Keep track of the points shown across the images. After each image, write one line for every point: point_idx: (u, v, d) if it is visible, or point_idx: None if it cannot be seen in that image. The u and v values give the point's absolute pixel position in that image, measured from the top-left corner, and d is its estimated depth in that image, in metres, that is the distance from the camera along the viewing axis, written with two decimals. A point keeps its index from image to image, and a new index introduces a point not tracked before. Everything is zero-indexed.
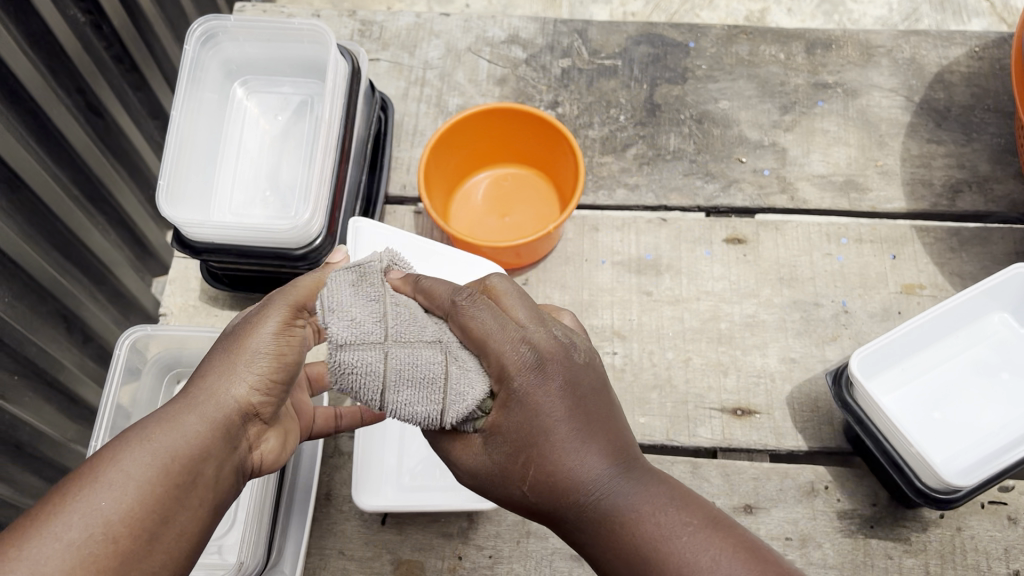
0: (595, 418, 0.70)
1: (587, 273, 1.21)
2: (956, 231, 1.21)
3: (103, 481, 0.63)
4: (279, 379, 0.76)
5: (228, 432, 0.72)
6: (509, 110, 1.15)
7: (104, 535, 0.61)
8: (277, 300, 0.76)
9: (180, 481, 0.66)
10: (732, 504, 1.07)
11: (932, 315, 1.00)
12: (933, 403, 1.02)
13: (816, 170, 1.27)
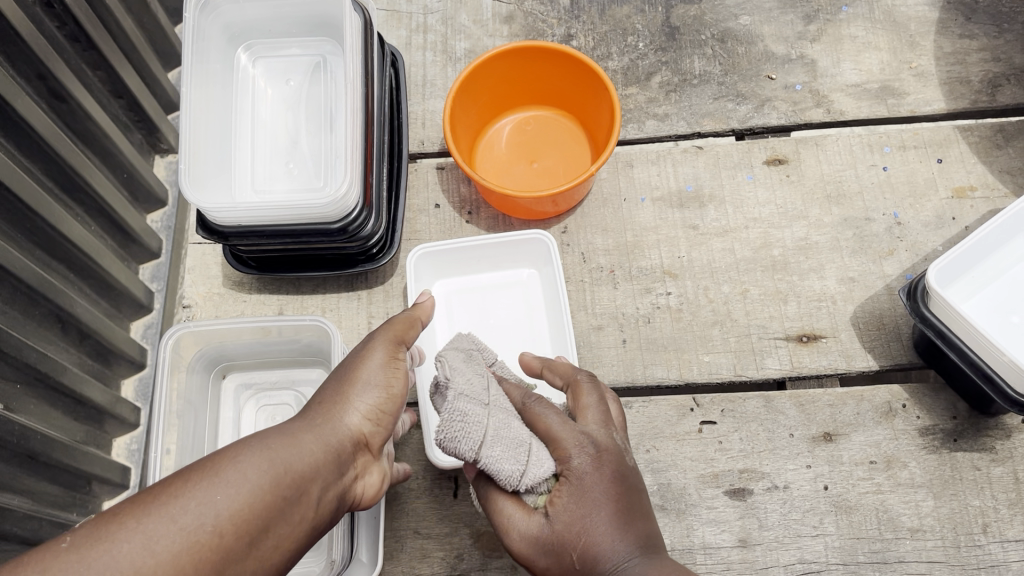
0: (585, 512, 0.69)
1: (628, 212, 1.16)
2: (999, 127, 1.18)
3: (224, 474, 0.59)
4: (388, 411, 0.74)
5: (343, 458, 0.69)
6: (532, 48, 1.07)
7: (216, 528, 0.56)
8: (383, 340, 0.78)
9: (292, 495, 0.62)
10: (810, 434, 1.04)
11: (1009, 213, 0.96)
12: (1010, 307, 1.00)
13: (849, 79, 1.21)
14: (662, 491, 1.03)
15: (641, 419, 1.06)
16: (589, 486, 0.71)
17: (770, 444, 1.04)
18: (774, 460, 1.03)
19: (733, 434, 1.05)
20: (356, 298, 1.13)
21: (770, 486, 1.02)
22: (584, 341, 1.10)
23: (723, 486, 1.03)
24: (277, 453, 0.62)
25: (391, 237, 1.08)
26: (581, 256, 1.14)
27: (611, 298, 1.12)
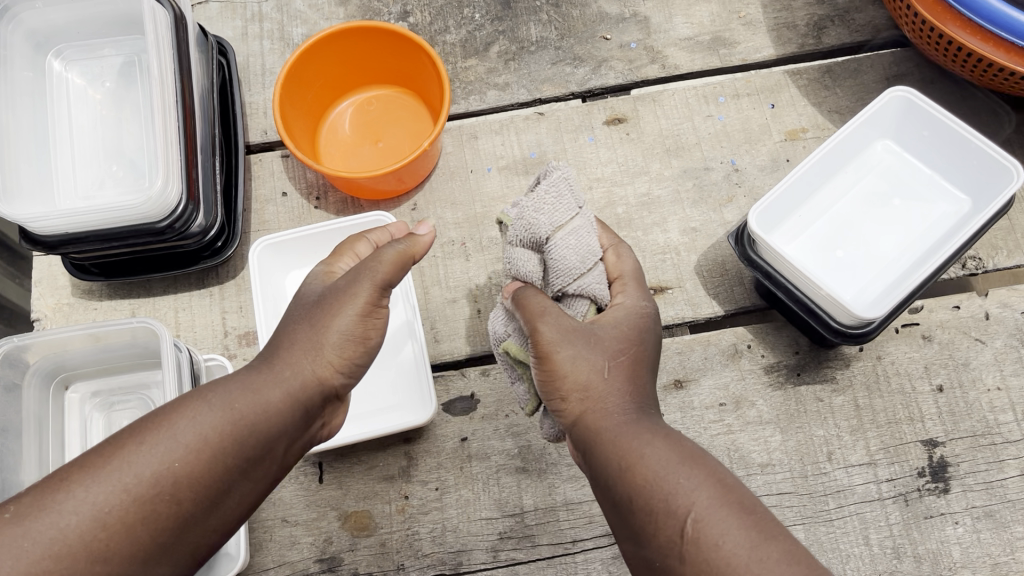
0: (581, 354, 0.75)
1: (475, 183, 1.17)
2: (827, 68, 1.21)
3: (181, 426, 0.68)
4: (359, 361, 0.78)
5: (305, 411, 0.75)
6: (353, 29, 1.07)
7: (169, 494, 0.66)
8: (366, 285, 0.77)
9: (252, 448, 0.70)
10: (662, 383, 1.07)
11: (815, 158, 1.00)
12: (833, 242, 1.04)
13: (681, 33, 1.24)
14: (524, 453, 1.05)
15: (499, 385, 1.07)
16: (603, 345, 0.76)
17: None
18: None
19: None
20: (208, 295, 1.13)
21: None
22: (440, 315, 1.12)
23: None
24: (235, 411, 0.70)
25: (232, 228, 1.08)
26: (431, 231, 1.15)
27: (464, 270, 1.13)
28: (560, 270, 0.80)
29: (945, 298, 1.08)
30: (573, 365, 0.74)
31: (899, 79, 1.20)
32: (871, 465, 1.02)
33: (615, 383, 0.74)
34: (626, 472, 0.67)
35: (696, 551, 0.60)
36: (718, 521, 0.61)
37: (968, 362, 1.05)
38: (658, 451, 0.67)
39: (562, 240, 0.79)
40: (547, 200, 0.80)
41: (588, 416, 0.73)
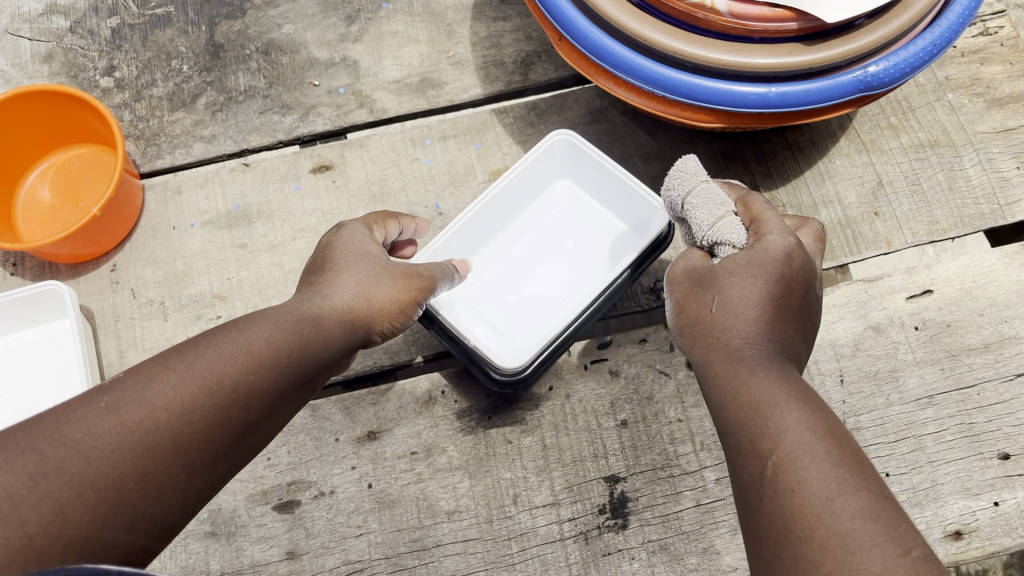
0: (743, 287, 0.76)
1: (177, 240, 1.16)
2: (532, 105, 1.22)
3: (217, 346, 0.67)
4: (366, 308, 0.81)
5: (316, 344, 0.74)
6: (21, 95, 1.07)
7: (227, 405, 0.65)
8: (358, 260, 0.83)
9: (302, 366, 0.72)
10: (356, 435, 1.07)
11: (482, 203, 1.05)
12: (509, 285, 1.10)
13: (389, 76, 1.24)
14: (213, 517, 1.04)
15: None
16: (757, 267, 0.77)
17: (317, 452, 1.06)
18: (320, 467, 1.05)
19: (280, 447, 1.06)
20: None
21: (317, 493, 1.04)
22: None
23: (272, 501, 1.04)
24: (247, 340, 0.69)
25: None
26: (130, 291, 1.13)
27: (162, 330, 1.12)
28: (692, 211, 0.87)
29: (633, 332, 1.10)
30: (738, 300, 0.76)
31: (601, 113, 1.21)
32: (555, 505, 1.03)
33: (760, 307, 0.76)
34: (731, 405, 0.69)
35: (771, 473, 0.62)
36: (810, 462, 0.60)
37: (652, 396, 1.07)
38: (790, 404, 0.66)
39: (700, 186, 0.87)
40: (686, 170, 0.89)
41: (717, 352, 0.75)
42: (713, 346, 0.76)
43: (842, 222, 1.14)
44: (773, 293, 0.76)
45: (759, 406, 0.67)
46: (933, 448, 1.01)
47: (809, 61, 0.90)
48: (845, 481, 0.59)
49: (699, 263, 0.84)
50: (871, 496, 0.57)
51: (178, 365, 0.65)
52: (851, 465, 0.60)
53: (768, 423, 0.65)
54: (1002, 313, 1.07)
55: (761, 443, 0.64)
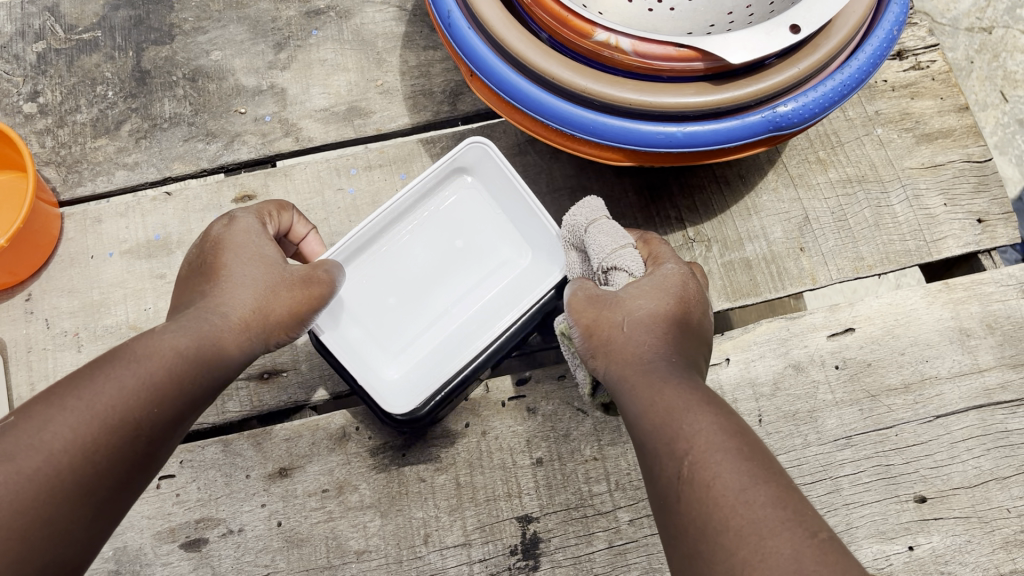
0: (642, 300, 0.79)
1: (94, 269, 1.14)
2: (460, 136, 1.21)
3: (114, 372, 0.68)
4: (259, 315, 0.82)
5: (212, 355, 0.76)
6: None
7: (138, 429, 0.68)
8: (247, 249, 0.85)
9: (199, 373, 0.74)
10: (267, 472, 1.05)
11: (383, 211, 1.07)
12: (415, 318, 1.13)
13: (317, 105, 1.22)
14: (118, 555, 1.02)
15: None
16: (660, 288, 0.80)
17: (227, 489, 1.04)
18: (230, 504, 1.04)
19: (189, 484, 1.04)
20: None
21: (226, 531, 1.02)
22: None
23: (179, 539, 1.02)
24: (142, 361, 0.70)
25: None
26: (44, 322, 1.12)
27: (75, 362, 1.10)
28: (594, 242, 0.89)
29: (551, 368, 1.09)
30: (639, 313, 0.77)
31: (528, 143, 1.20)
32: (466, 545, 1.01)
33: (664, 321, 0.77)
34: (640, 409, 0.69)
35: (691, 468, 0.62)
36: (726, 464, 0.61)
37: (569, 434, 1.05)
38: (701, 408, 0.66)
39: (601, 222, 0.90)
40: (585, 206, 0.93)
41: (616, 364, 0.76)
42: (616, 359, 0.76)
43: (767, 257, 1.13)
44: (671, 310, 0.78)
45: (663, 407, 0.67)
46: (849, 490, 1.00)
47: (717, 101, 0.89)
48: (761, 484, 0.60)
49: (597, 289, 0.84)
50: (786, 499, 0.59)
51: (73, 401, 0.65)
52: (764, 467, 0.62)
53: (681, 426, 0.65)
54: (924, 352, 1.06)
55: (674, 440, 0.65)
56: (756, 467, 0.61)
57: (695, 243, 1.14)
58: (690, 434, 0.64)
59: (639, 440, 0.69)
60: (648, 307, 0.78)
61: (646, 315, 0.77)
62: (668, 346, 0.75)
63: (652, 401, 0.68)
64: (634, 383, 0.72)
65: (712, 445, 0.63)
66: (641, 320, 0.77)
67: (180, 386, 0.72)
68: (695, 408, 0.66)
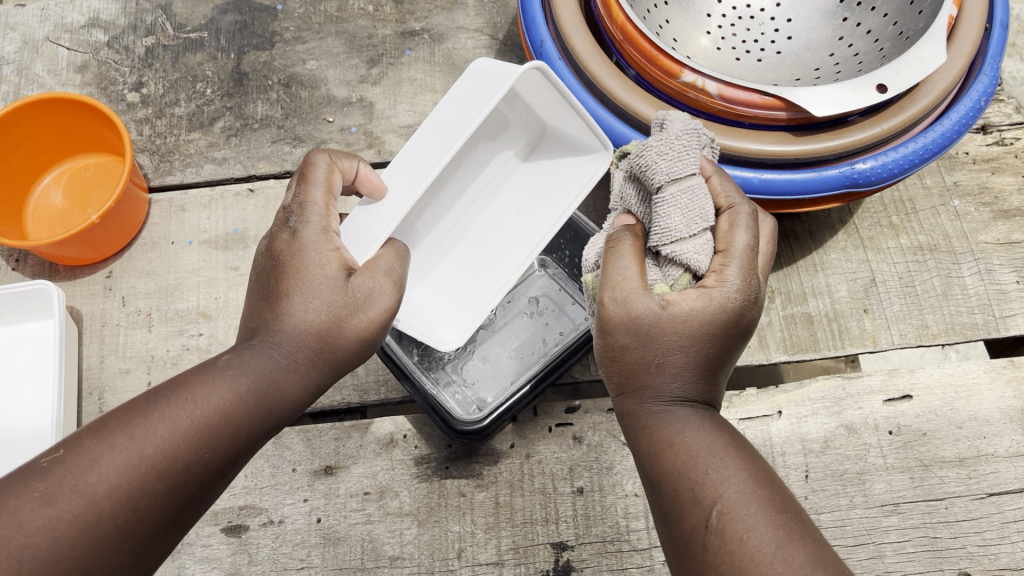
0: (682, 316, 0.70)
1: (173, 255, 1.19)
2: None
3: (166, 411, 0.65)
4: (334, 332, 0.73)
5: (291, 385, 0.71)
6: (46, 100, 1.12)
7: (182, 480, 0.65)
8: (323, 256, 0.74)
9: (262, 419, 0.70)
10: (313, 468, 1.07)
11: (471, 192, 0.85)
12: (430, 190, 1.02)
13: (402, 121, 1.26)
14: None
15: None
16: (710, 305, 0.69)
17: (273, 480, 1.07)
18: (274, 495, 1.06)
19: (237, 471, 1.07)
20: None
21: (266, 521, 1.05)
22: (109, 385, 1.11)
23: (221, 523, 1.05)
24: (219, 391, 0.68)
25: None
26: (121, 299, 1.16)
27: (144, 340, 1.14)
28: (667, 213, 0.72)
29: (602, 400, 1.09)
30: (676, 342, 0.69)
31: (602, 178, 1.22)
32: (498, 564, 1.02)
33: (694, 350, 0.70)
34: (660, 452, 0.67)
35: (734, 547, 0.60)
36: (766, 542, 0.59)
37: (612, 466, 1.06)
38: (733, 462, 0.64)
39: (684, 186, 0.72)
40: (675, 141, 0.73)
41: (634, 393, 0.71)
42: (636, 387, 0.71)
43: (830, 314, 1.13)
44: (728, 339, 0.70)
45: (690, 451, 0.65)
46: (891, 558, 0.98)
47: (796, 152, 0.90)
48: (807, 568, 0.58)
49: (640, 287, 0.69)
50: (824, 574, 0.57)
51: (123, 440, 0.63)
52: (793, 526, 0.60)
53: (706, 476, 0.63)
54: (982, 428, 1.04)
55: (698, 490, 0.63)
56: (805, 543, 0.59)
57: None
58: (716, 484, 0.63)
59: (667, 494, 0.65)
60: (692, 335, 0.69)
61: (684, 340, 0.69)
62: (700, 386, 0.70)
63: (689, 463, 0.65)
64: (663, 438, 0.68)
65: (748, 514, 0.61)
66: (678, 349, 0.69)
67: (234, 441, 0.68)
68: (728, 473, 0.63)
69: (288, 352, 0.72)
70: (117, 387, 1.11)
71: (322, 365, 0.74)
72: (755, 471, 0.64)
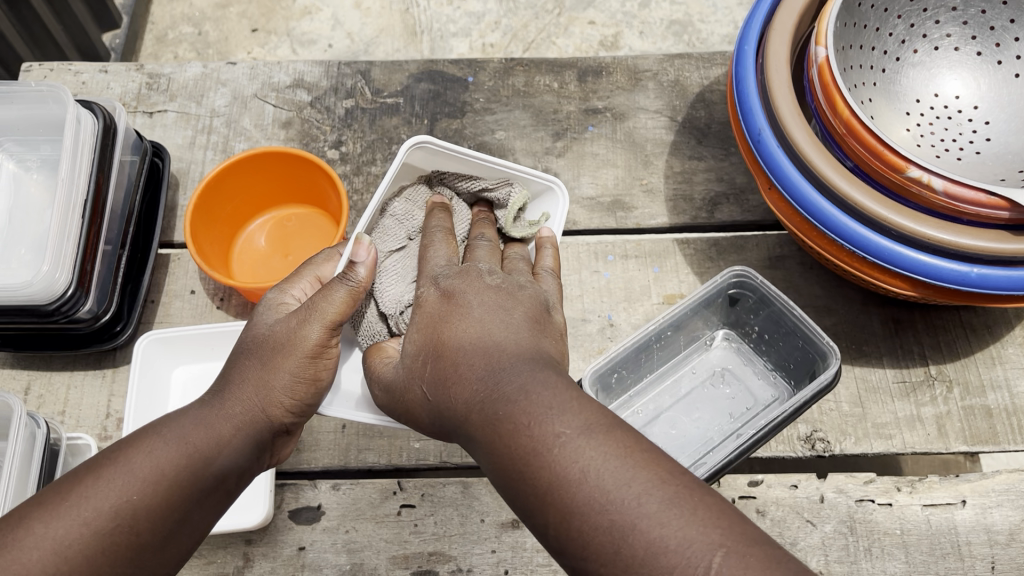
0: (470, 310, 0.84)
1: None
2: (714, 241, 1.28)
3: (146, 454, 0.82)
4: (306, 397, 0.92)
5: (252, 442, 0.88)
6: (256, 155, 1.20)
7: (128, 526, 0.78)
8: (307, 322, 0.90)
9: (203, 478, 0.83)
10: (501, 520, 1.11)
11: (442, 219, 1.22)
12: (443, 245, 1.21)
13: (584, 193, 1.33)
14: (354, 570, 1.09)
15: (345, 500, 1.12)
16: (492, 299, 0.86)
17: (461, 529, 1.10)
18: (462, 544, 1.10)
19: (427, 517, 1.11)
20: (101, 377, 1.20)
21: (455, 569, 1.09)
22: (306, 424, 1.16)
23: (411, 567, 1.09)
24: (184, 443, 0.84)
25: (128, 315, 1.18)
26: None
27: None
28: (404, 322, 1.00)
29: (785, 476, 1.11)
30: (464, 321, 0.84)
31: (780, 259, 1.26)
32: None
33: (497, 321, 0.83)
34: (496, 411, 0.75)
35: (557, 478, 0.68)
36: (582, 461, 0.68)
37: (796, 543, 1.07)
38: (542, 398, 0.73)
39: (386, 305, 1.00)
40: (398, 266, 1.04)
41: (452, 373, 0.81)
42: (451, 368, 0.81)
43: (1009, 409, 1.15)
44: (492, 323, 0.83)
45: (525, 395, 0.74)
46: None
47: (1016, 250, 0.93)
48: (632, 466, 0.67)
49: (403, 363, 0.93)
50: (652, 474, 0.67)
51: (105, 482, 0.79)
52: (622, 454, 0.68)
53: (537, 414, 0.72)
54: None
55: (533, 434, 0.71)
56: (606, 439, 0.69)
57: (936, 382, 1.17)
58: (545, 427, 0.71)
59: (495, 463, 0.74)
60: (486, 306, 0.85)
61: (495, 310, 0.84)
62: (501, 354, 0.80)
63: (498, 424, 0.74)
64: (476, 409, 0.77)
65: (560, 441, 0.69)
66: (451, 328, 0.84)
67: (173, 490, 0.81)
68: (542, 408, 0.73)
69: (258, 407, 0.89)
70: (314, 427, 1.16)
71: (259, 430, 0.89)
72: (586, 408, 0.72)
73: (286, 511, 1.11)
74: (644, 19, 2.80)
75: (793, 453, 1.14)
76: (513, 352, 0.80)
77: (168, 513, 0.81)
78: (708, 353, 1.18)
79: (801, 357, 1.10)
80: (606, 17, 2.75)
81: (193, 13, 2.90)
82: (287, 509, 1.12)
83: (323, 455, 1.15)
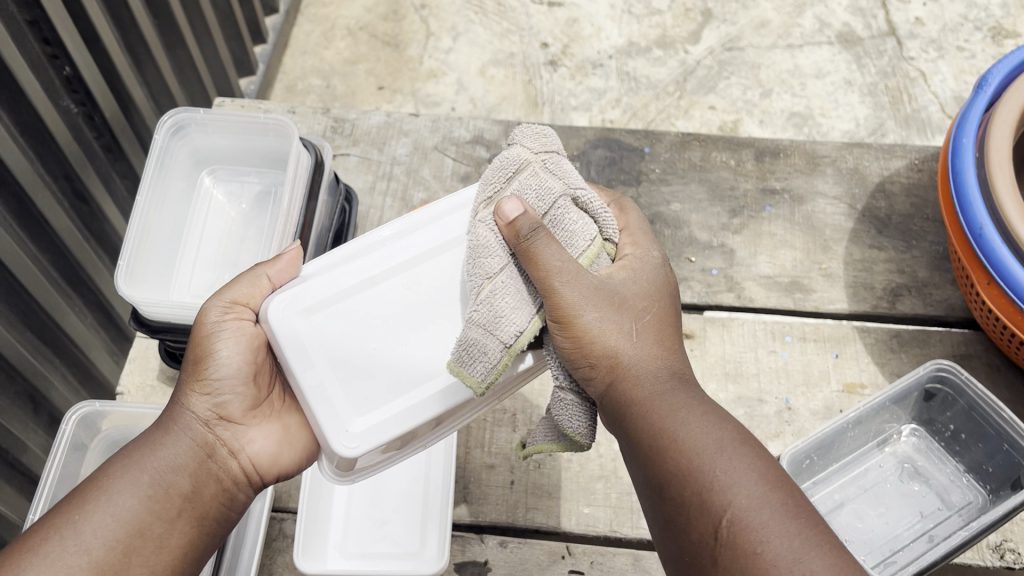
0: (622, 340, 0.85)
1: None
2: (895, 332, 1.26)
3: (94, 483, 0.86)
4: (234, 385, 0.94)
5: (201, 442, 0.92)
6: None
7: (76, 549, 0.82)
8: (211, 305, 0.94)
9: (152, 488, 0.87)
10: None
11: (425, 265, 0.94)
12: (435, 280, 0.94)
13: (762, 271, 1.31)
14: None
15: (513, 558, 1.09)
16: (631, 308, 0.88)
17: None
18: None
19: None
20: None
21: None
22: (474, 478, 1.15)
23: None
24: (130, 462, 0.88)
25: None
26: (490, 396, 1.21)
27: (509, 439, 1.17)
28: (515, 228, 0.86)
29: None
30: (616, 339, 0.85)
31: (965, 358, 1.23)
32: None
33: (642, 339, 0.87)
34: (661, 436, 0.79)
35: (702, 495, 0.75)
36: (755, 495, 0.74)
37: None
38: (695, 416, 0.81)
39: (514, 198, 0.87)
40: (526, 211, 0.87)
41: (619, 383, 0.84)
42: (614, 375, 0.84)
43: None
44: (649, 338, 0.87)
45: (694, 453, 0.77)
46: None
47: None
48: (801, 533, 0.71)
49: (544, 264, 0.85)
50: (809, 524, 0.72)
51: (58, 521, 0.83)
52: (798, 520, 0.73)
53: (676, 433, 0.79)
54: None
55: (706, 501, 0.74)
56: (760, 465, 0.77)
57: None
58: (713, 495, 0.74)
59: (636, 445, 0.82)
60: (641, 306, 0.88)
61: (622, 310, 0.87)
62: (659, 363, 0.86)
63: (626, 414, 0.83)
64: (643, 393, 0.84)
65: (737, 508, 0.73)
66: (637, 351, 0.86)
67: (123, 507, 0.85)
68: (683, 410, 0.81)
69: (198, 411, 0.93)
70: (483, 482, 1.14)
71: (199, 432, 0.92)
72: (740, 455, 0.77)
73: (452, 564, 1.09)
74: (765, 108, 2.63)
75: (981, 561, 1.08)
76: (655, 359, 0.86)
77: (121, 530, 0.84)
78: (896, 445, 1.16)
79: (1005, 463, 1.08)
80: (727, 104, 2.63)
81: (323, 65, 2.76)
82: (453, 562, 1.09)
83: (491, 510, 1.13)
